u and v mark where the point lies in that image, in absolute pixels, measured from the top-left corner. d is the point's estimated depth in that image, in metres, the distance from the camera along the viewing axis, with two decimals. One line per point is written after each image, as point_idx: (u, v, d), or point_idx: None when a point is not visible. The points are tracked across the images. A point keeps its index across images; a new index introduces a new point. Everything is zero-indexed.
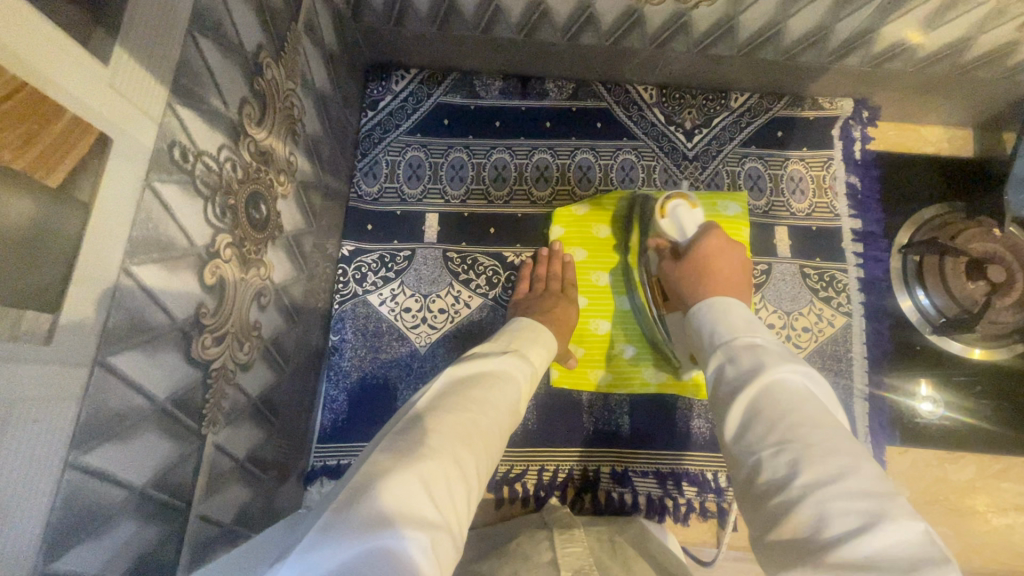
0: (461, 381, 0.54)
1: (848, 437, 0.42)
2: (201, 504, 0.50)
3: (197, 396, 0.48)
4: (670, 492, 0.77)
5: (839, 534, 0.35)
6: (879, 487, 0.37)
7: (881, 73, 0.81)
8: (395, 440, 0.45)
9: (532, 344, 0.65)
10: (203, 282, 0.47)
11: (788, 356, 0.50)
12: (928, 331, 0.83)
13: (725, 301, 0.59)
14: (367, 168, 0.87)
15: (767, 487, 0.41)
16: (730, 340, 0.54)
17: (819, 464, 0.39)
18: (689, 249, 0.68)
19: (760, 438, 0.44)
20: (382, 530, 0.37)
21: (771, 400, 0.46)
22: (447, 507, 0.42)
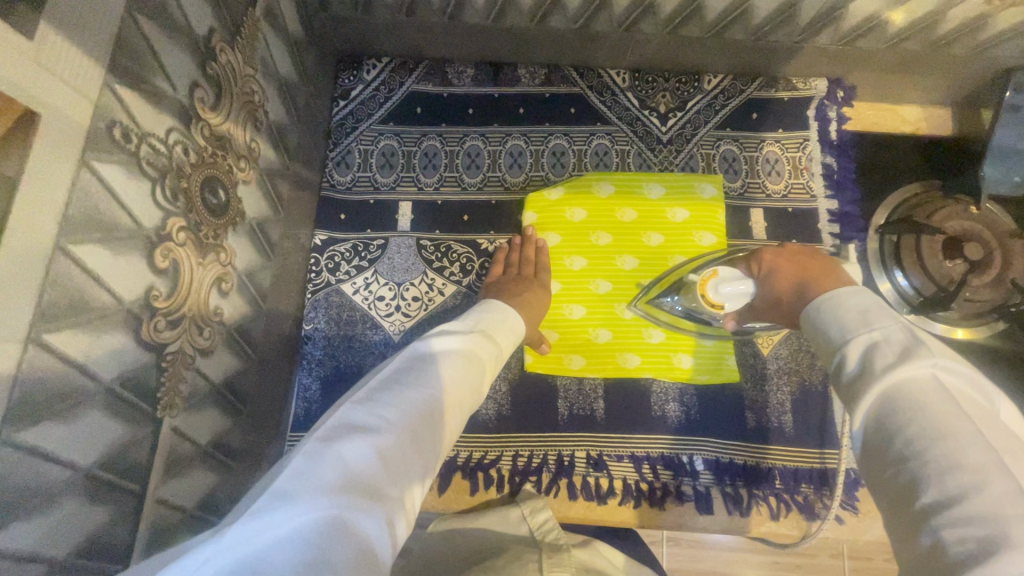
0: (429, 357, 0.53)
1: (985, 443, 0.35)
2: (158, 487, 0.50)
3: (150, 379, 0.48)
4: (646, 476, 0.77)
5: (961, 562, 0.31)
6: (1021, 512, 0.31)
7: (853, 51, 0.80)
8: (359, 411, 0.45)
9: (498, 325, 0.64)
10: (152, 264, 0.47)
11: (924, 343, 0.42)
12: (906, 311, 0.82)
13: (859, 293, 0.48)
14: (339, 158, 0.87)
15: (896, 502, 0.37)
16: (846, 341, 0.45)
17: (943, 486, 0.34)
18: (765, 287, 0.62)
19: (884, 449, 0.39)
20: (340, 503, 0.37)
21: (888, 406, 0.40)
22: (405, 484, 0.42)
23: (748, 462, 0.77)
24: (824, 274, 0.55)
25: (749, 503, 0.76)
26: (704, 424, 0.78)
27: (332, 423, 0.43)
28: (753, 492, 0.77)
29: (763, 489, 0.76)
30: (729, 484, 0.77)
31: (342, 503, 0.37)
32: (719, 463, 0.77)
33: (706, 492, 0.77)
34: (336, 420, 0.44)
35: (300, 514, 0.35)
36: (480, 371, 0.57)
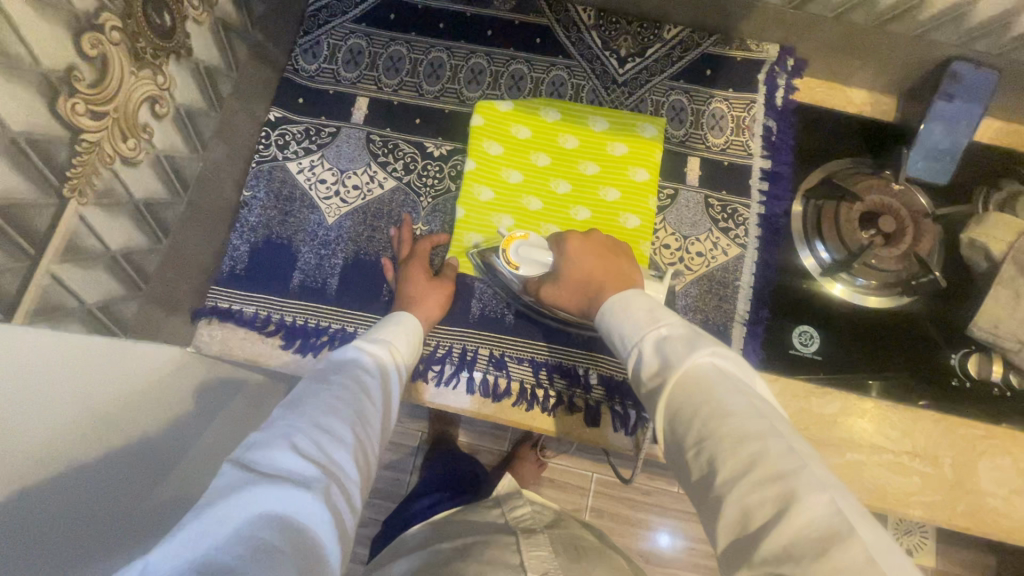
0: (326, 374, 0.59)
1: (756, 416, 0.45)
2: (55, 264, 0.53)
3: (61, 155, 0.51)
4: (542, 382, 0.81)
5: (761, 524, 0.40)
6: (792, 469, 0.41)
7: (802, 17, 0.83)
8: (265, 431, 0.49)
9: (402, 333, 0.70)
10: (80, 48, 0.50)
11: (692, 335, 0.52)
12: (817, 275, 0.85)
13: (628, 297, 0.59)
14: (308, 47, 0.90)
15: (698, 482, 0.45)
16: (640, 340, 0.54)
17: (737, 459, 0.43)
18: (557, 270, 0.71)
19: (684, 439, 0.47)
20: (265, 499, 0.43)
21: (682, 399, 0.49)
22: (329, 459, 0.49)
23: None
24: (597, 273, 0.67)
25: (635, 425, 0.80)
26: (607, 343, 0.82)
27: (241, 446, 0.48)
28: (641, 415, 0.80)
29: (650, 413, 0.80)
30: (619, 403, 0.80)
31: (270, 501, 0.43)
32: (612, 380, 0.81)
33: (596, 406, 0.80)
34: (243, 445, 0.48)
35: (230, 525, 0.41)
36: (383, 367, 0.63)
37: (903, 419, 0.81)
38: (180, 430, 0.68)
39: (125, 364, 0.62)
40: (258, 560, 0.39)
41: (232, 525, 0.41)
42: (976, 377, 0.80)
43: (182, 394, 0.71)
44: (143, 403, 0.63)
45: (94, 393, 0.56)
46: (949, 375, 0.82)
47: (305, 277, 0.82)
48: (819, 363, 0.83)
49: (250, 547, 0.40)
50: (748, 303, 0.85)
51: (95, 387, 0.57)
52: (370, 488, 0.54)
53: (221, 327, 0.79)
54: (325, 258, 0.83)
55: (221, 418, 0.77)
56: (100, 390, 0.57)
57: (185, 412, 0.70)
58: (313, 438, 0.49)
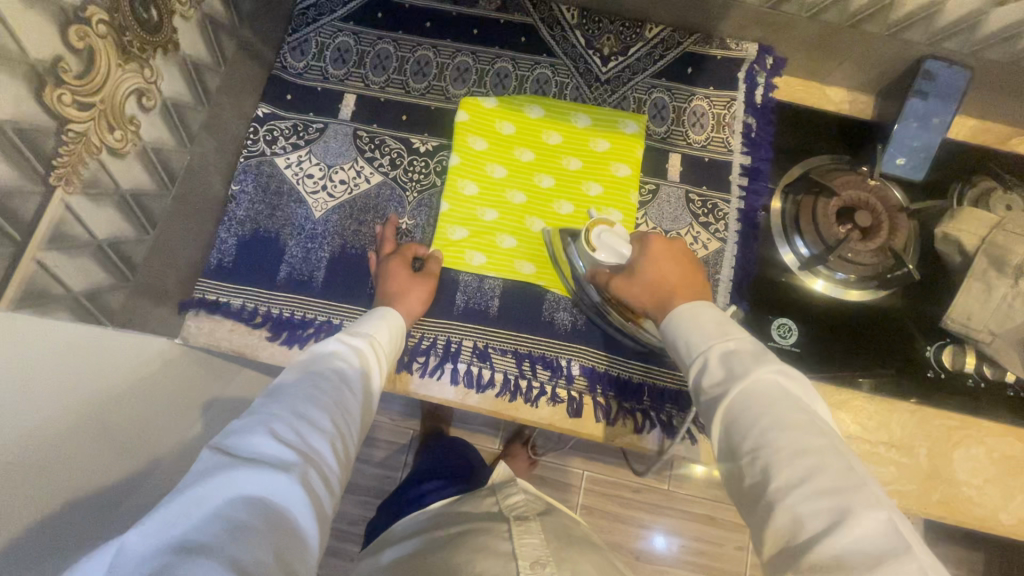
0: (307, 366, 0.60)
1: (815, 433, 0.48)
2: (41, 250, 0.54)
3: (48, 144, 0.52)
4: (525, 373, 0.82)
5: (813, 534, 0.42)
6: (850, 485, 0.44)
7: (780, 16, 0.86)
8: (244, 419, 0.50)
9: (383, 326, 0.71)
10: (67, 40, 0.52)
11: (760, 354, 0.55)
12: (796, 269, 0.87)
13: (699, 308, 0.62)
14: (296, 44, 0.92)
15: (750, 490, 0.48)
16: (708, 348, 0.57)
17: (794, 468, 0.45)
18: (633, 266, 0.70)
19: (740, 444, 0.50)
20: (243, 480, 0.44)
21: (740, 408, 0.51)
22: (306, 445, 0.50)
23: (622, 375, 0.82)
24: (674, 279, 0.68)
25: (617, 415, 0.81)
26: (589, 334, 0.83)
27: (220, 432, 0.49)
28: (623, 406, 0.81)
29: (631, 403, 0.81)
30: (601, 394, 0.81)
31: (247, 483, 0.44)
32: (594, 371, 0.82)
33: (578, 397, 0.81)
34: (222, 431, 0.49)
35: (208, 504, 0.42)
36: (363, 359, 0.65)
37: (880, 410, 0.83)
38: (157, 417, 0.69)
39: (113, 350, 0.63)
40: (236, 538, 0.40)
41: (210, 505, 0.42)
42: (950, 368, 0.82)
43: (165, 381, 0.72)
44: (126, 390, 0.64)
45: (81, 379, 0.57)
46: (923, 366, 0.83)
47: (291, 270, 0.83)
48: (797, 354, 0.84)
49: (227, 527, 0.41)
50: (728, 296, 0.87)
51: (82, 373, 0.57)
52: (348, 475, 0.55)
53: (208, 318, 0.80)
54: (312, 252, 0.84)
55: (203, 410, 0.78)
56: (87, 376, 0.58)
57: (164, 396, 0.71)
58: (290, 425, 0.50)
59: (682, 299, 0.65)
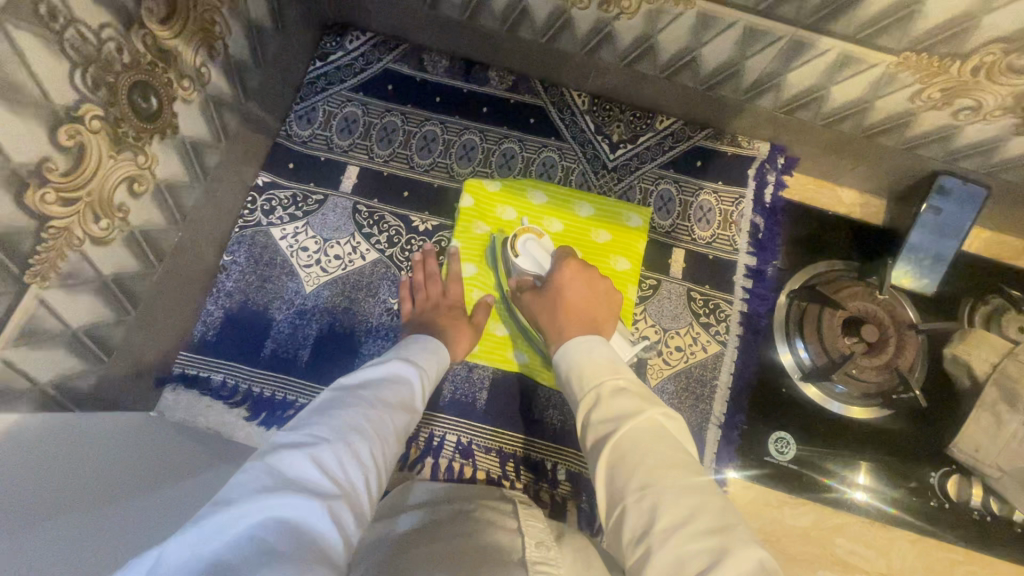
0: (354, 388, 0.60)
1: (694, 472, 0.47)
2: (8, 348, 0.52)
3: (24, 244, 0.51)
4: (508, 473, 0.79)
5: (694, 573, 0.39)
6: (727, 526, 0.42)
7: (793, 121, 0.84)
8: (292, 433, 0.50)
9: (428, 351, 0.71)
10: (55, 139, 0.50)
11: (648, 396, 0.55)
12: (797, 380, 0.84)
13: (593, 341, 0.63)
14: (303, 113, 0.91)
15: (631, 533, 0.44)
16: (598, 385, 0.57)
17: (676, 508, 0.43)
18: (548, 281, 0.74)
19: (625, 486, 0.47)
20: (280, 504, 0.42)
21: (628, 446, 0.49)
22: (345, 476, 0.48)
23: None
24: (573, 302, 0.71)
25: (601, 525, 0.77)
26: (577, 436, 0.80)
27: (268, 447, 0.48)
28: None
29: None
30: (586, 501, 0.78)
31: (285, 507, 0.42)
32: (580, 477, 0.78)
33: (561, 503, 0.78)
34: (271, 445, 0.49)
35: (245, 522, 0.40)
36: (410, 384, 0.65)
37: (880, 538, 0.79)
38: (165, 468, 0.64)
39: (99, 432, 0.63)
40: (267, 562, 0.37)
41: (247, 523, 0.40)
42: (955, 499, 0.78)
43: (146, 445, 0.66)
44: (116, 455, 0.61)
45: (80, 448, 0.57)
46: (926, 494, 0.79)
47: (277, 347, 0.81)
48: (795, 472, 0.80)
49: (259, 551, 0.38)
50: (725, 404, 0.83)
51: (65, 445, 0.56)
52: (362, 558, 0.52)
53: (188, 393, 0.79)
54: (299, 328, 0.82)
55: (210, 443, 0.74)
56: (83, 443, 0.59)
57: (161, 455, 0.66)
58: (333, 451, 0.49)
59: (576, 330, 0.67)
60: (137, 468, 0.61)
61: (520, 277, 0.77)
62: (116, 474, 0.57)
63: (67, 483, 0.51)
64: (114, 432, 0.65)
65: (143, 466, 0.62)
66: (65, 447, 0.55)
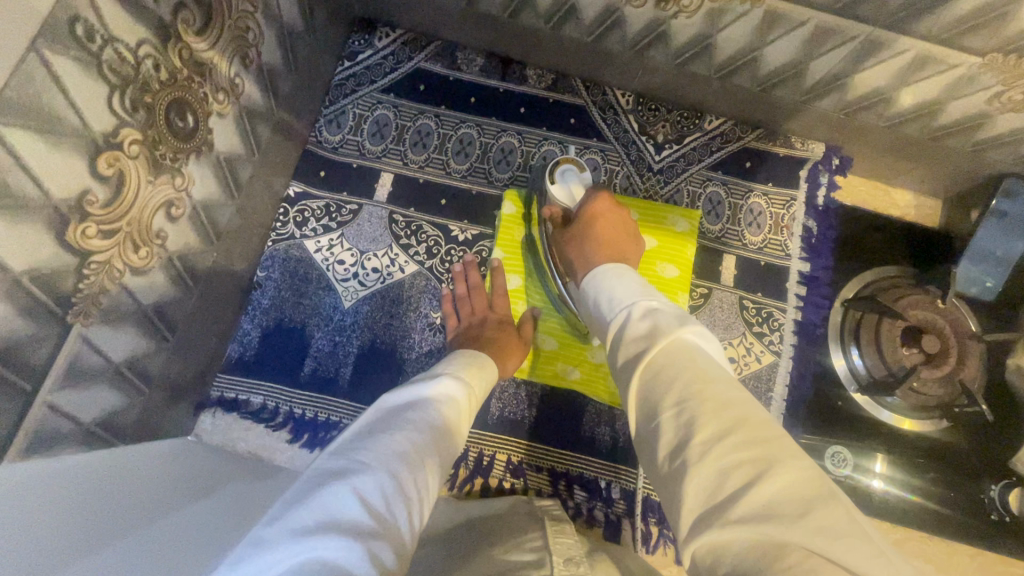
0: (393, 405, 0.57)
1: (734, 385, 0.41)
2: (53, 393, 0.49)
3: (66, 285, 0.47)
4: (559, 492, 0.76)
5: (735, 491, 0.33)
6: (772, 435, 0.36)
7: (854, 123, 0.80)
8: (330, 460, 0.47)
9: (467, 364, 0.66)
10: (94, 170, 0.46)
11: (681, 313, 0.49)
12: (852, 391, 0.81)
13: (623, 268, 0.59)
14: (332, 117, 0.86)
15: (665, 450, 0.38)
16: (631, 304, 0.51)
17: (715, 418, 0.37)
18: (576, 215, 0.71)
19: (659, 399, 0.41)
20: (315, 545, 0.38)
21: (662, 363, 0.43)
22: (385, 506, 0.44)
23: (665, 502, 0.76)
24: (603, 235, 0.66)
25: (656, 543, 0.75)
26: (629, 453, 0.78)
27: (307, 478, 0.45)
28: (664, 533, 0.76)
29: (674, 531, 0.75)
30: (642, 520, 0.76)
31: (320, 546, 0.38)
32: (634, 495, 0.76)
33: (615, 522, 0.75)
34: (309, 477, 0.46)
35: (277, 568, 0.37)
36: (449, 399, 0.60)
37: (938, 552, 0.78)
38: (198, 480, 0.61)
39: (149, 460, 0.61)
40: None
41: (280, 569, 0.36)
42: (1017, 512, 0.75)
43: (185, 470, 0.63)
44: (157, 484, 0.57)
45: (135, 476, 0.55)
46: (982, 509, 0.77)
47: (316, 366, 0.78)
48: (852, 487, 0.78)
49: None
50: (780, 417, 0.81)
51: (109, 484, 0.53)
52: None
53: (228, 417, 0.76)
54: (338, 346, 0.79)
55: (240, 461, 0.72)
56: (130, 469, 0.57)
57: (196, 471, 0.64)
58: (373, 479, 0.45)
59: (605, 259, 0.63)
60: (176, 489, 0.57)
61: (550, 208, 0.74)
62: (168, 501, 0.54)
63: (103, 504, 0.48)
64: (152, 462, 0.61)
65: (172, 475, 0.60)
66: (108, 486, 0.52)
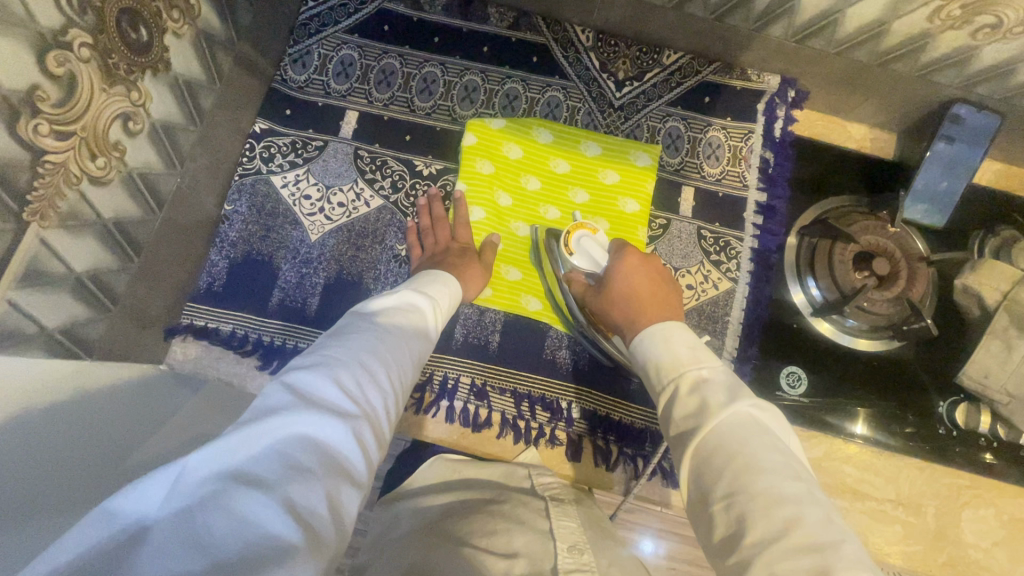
0: (370, 315, 0.58)
1: (792, 479, 0.43)
2: (13, 289, 0.51)
3: (21, 179, 0.49)
4: (523, 413, 0.79)
5: None
6: (828, 541, 0.39)
7: (805, 51, 0.82)
8: (310, 356, 0.49)
9: (440, 287, 0.69)
10: (44, 65, 0.48)
11: (734, 385, 0.50)
12: (809, 315, 0.84)
13: (670, 327, 0.58)
14: (297, 56, 0.87)
15: (723, 542, 0.42)
16: (680, 374, 0.52)
17: (770, 521, 0.40)
18: (606, 277, 0.70)
19: (713, 490, 0.44)
20: (305, 420, 0.41)
21: (713, 448, 0.46)
22: (366, 397, 0.47)
23: (624, 420, 0.79)
24: (642, 294, 0.66)
25: (616, 459, 0.78)
26: (591, 377, 0.80)
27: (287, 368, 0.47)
28: (623, 450, 0.78)
29: (633, 448, 0.78)
30: (601, 437, 0.78)
31: (310, 422, 0.41)
32: (595, 415, 0.79)
33: (577, 440, 0.79)
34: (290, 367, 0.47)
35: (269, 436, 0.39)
36: (423, 315, 0.63)
37: (888, 466, 0.80)
38: (156, 418, 0.65)
39: (116, 387, 0.64)
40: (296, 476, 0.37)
41: (269, 435, 0.39)
42: (964, 426, 0.79)
43: (144, 402, 0.66)
44: (126, 435, 0.59)
45: (96, 397, 0.58)
46: (934, 423, 0.80)
47: (284, 296, 0.80)
48: (806, 406, 0.81)
49: (286, 464, 0.37)
50: (736, 340, 0.83)
51: (73, 413, 0.53)
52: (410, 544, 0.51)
53: (196, 344, 0.78)
54: (306, 277, 0.81)
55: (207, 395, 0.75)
56: (100, 396, 0.59)
57: (164, 409, 0.67)
58: (354, 373, 0.48)
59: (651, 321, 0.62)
60: (137, 430, 0.61)
61: (573, 274, 0.73)
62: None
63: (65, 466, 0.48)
64: (121, 399, 0.62)
65: (137, 413, 0.63)
66: (76, 431, 0.53)
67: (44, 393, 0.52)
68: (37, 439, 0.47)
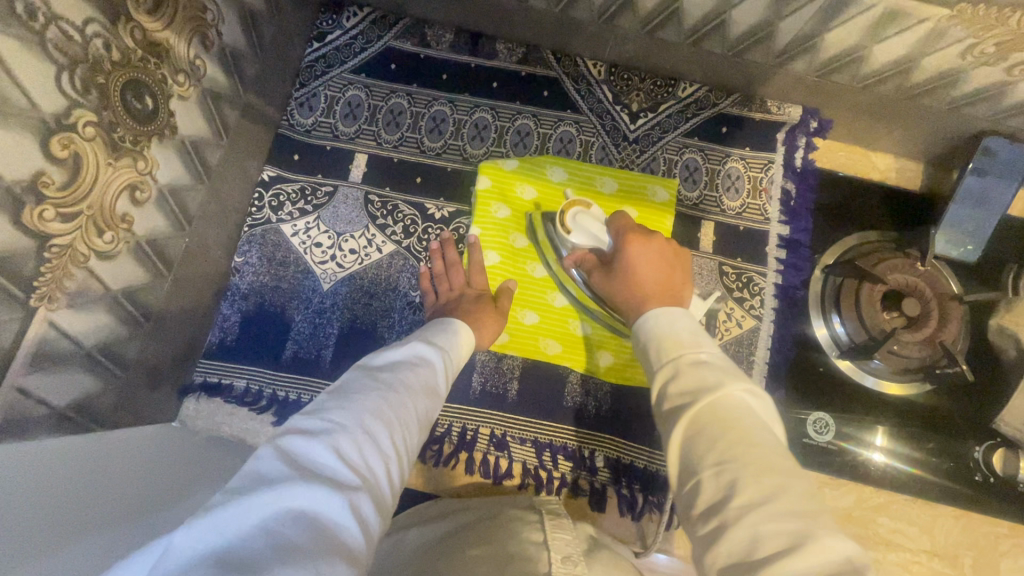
0: (374, 369, 0.56)
1: (780, 451, 0.40)
2: (23, 376, 0.50)
3: (27, 266, 0.47)
4: (544, 464, 0.77)
5: (769, 555, 0.34)
6: (814, 510, 0.36)
7: (827, 84, 0.79)
8: (308, 417, 0.46)
9: (448, 336, 0.66)
10: (48, 152, 0.46)
11: (733, 369, 0.47)
12: (835, 356, 0.81)
13: (676, 311, 0.55)
14: (304, 99, 0.86)
15: (700, 507, 0.39)
16: (676, 356, 0.49)
17: (755, 488, 0.38)
18: (613, 256, 0.67)
19: (700, 460, 0.41)
20: (294, 493, 0.38)
21: (705, 419, 0.43)
22: (366, 462, 0.44)
23: (649, 469, 0.77)
24: (647, 279, 0.63)
25: (642, 510, 0.76)
26: (612, 424, 0.78)
27: (283, 432, 0.45)
28: (648, 500, 0.76)
29: (658, 498, 0.76)
30: (625, 487, 0.76)
31: (299, 496, 0.38)
32: (618, 464, 0.77)
33: (600, 490, 0.76)
34: (286, 431, 0.45)
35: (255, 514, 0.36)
36: (430, 366, 0.60)
37: (923, 513, 0.78)
38: (190, 459, 0.65)
39: (142, 438, 0.64)
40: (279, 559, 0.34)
41: (256, 513, 0.36)
42: (1002, 473, 0.76)
43: (171, 447, 0.66)
44: (156, 469, 0.59)
45: (123, 451, 0.59)
46: (972, 468, 0.77)
47: (297, 348, 0.78)
48: (837, 451, 0.78)
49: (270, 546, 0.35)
50: (762, 382, 0.80)
51: (93, 466, 0.53)
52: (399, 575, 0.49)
53: (211, 401, 0.77)
54: (318, 328, 0.79)
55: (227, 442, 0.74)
56: (132, 453, 0.60)
57: (189, 449, 0.67)
58: (353, 437, 0.45)
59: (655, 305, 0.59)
60: (171, 465, 0.61)
61: (577, 253, 0.71)
62: (137, 494, 0.53)
63: (77, 501, 0.48)
64: (143, 447, 0.63)
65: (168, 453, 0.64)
66: (103, 470, 0.54)
67: (87, 473, 0.51)
68: (45, 481, 0.47)
